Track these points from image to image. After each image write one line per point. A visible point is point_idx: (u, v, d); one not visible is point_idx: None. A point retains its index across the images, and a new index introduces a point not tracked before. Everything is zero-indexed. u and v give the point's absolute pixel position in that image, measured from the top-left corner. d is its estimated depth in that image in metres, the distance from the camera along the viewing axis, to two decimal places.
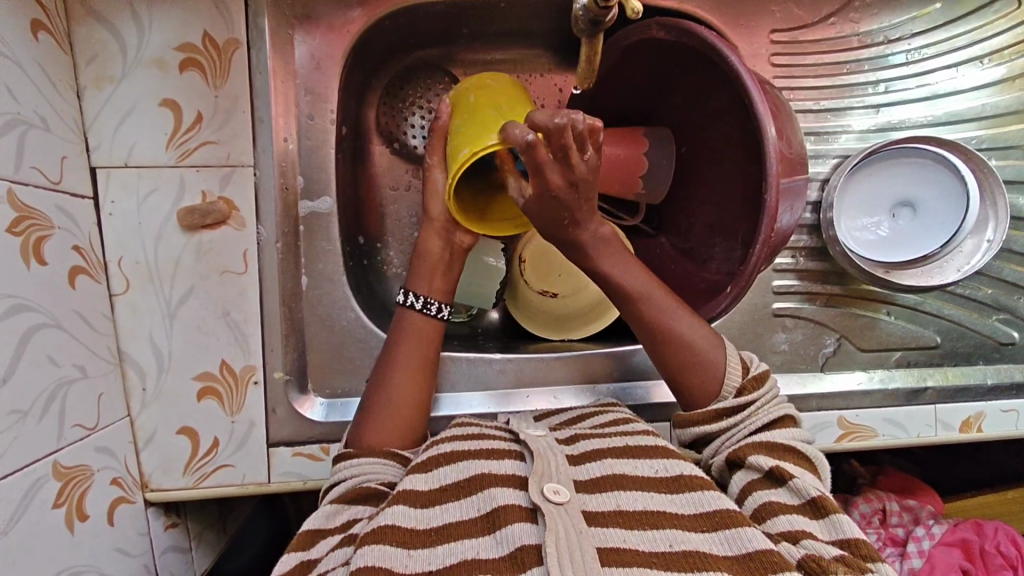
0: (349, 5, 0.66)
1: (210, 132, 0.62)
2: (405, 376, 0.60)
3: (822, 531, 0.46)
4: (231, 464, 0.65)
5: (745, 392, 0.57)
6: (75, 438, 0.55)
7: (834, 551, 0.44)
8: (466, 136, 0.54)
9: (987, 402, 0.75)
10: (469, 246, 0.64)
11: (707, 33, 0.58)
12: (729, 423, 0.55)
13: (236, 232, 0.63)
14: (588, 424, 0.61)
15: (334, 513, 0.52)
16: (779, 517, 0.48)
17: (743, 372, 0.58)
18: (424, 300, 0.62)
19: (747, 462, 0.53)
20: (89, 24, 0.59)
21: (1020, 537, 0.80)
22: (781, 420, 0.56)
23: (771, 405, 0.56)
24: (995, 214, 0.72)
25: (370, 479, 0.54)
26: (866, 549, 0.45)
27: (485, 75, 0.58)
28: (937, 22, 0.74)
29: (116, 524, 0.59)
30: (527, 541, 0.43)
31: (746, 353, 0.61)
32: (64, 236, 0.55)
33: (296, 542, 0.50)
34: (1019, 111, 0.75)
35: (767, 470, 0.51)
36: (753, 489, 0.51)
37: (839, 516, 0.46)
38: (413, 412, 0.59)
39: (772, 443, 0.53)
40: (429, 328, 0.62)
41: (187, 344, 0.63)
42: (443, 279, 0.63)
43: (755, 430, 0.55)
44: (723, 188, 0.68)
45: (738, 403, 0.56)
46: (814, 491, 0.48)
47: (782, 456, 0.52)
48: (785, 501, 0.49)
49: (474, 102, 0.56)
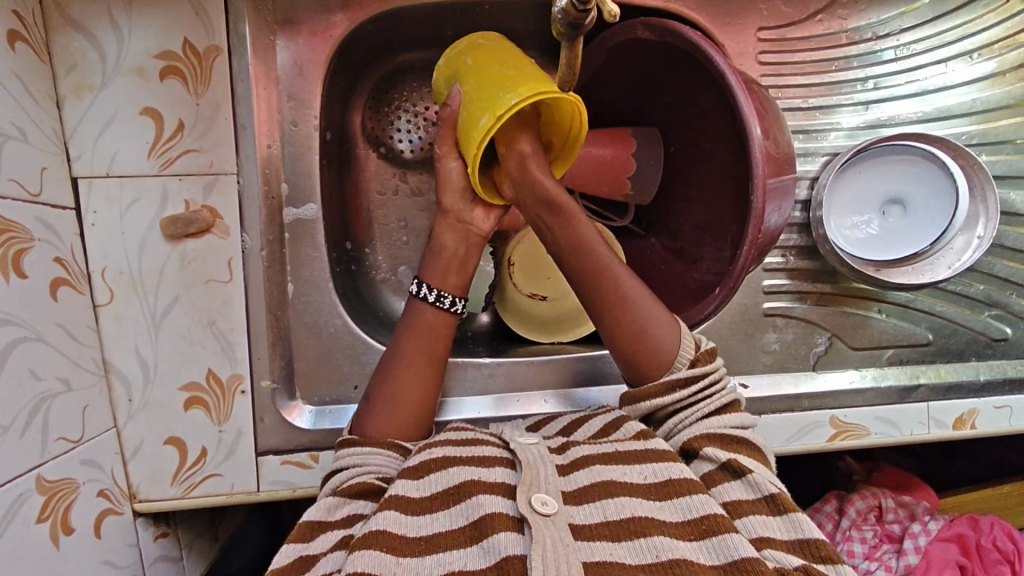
0: (332, 10, 0.65)
1: (192, 140, 0.61)
2: (409, 375, 0.58)
3: (780, 530, 0.46)
4: (220, 473, 0.65)
5: (698, 364, 0.56)
6: (60, 451, 0.55)
7: (795, 560, 0.43)
8: (479, 103, 0.52)
9: (980, 398, 0.75)
10: (486, 234, 0.61)
11: (693, 35, 0.58)
12: (681, 396, 0.55)
13: (220, 240, 0.62)
14: (581, 435, 0.59)
15: (333, 506, 0.52)
16: (738, 520, 0.47)
17: (695, 348, 0.58)
18: (437, 293, 0.60)
19: (703, 453, 0.52)
20: (68, 33, 0.59)
21: (1016, 531, 0.81)
22: (729, 403, 0.57)
23: (725, 389, 0.57)
24: (985, 210, 0.72)
25: (373, 471, 0.54)
26: (826, 551, 0.44)
27: (475, 36, 0.57)
28: (926, 17, 0.73)
29: (103, 536, 0.59)
30: (513, 551, 0.43)
31: (697, 335, 0.61)
32: (45, 248, 0.55)
33: (295, 535, 0.49)
34: (1008, 106, 0.75)
35: (724, 462, 0.51)
36: (714, 480, 0.50)
37: (798, 514, 0.46)
38: (420, 408, 0.58)
39: (727, 437, 0.53)
40: (438, 323, 0.60)
41: (173, 354, 0.63)
42: (456, 274, 0.60)
43: (706, 406, 0.55)
44: (712, 187, 0.68)
45: (691, 373, 0.56)
46: (773, 487, 0.48)
47: (736, 449, 0.53)
48: (741, 496, 0.49)
49: (475, 66, 0.55)
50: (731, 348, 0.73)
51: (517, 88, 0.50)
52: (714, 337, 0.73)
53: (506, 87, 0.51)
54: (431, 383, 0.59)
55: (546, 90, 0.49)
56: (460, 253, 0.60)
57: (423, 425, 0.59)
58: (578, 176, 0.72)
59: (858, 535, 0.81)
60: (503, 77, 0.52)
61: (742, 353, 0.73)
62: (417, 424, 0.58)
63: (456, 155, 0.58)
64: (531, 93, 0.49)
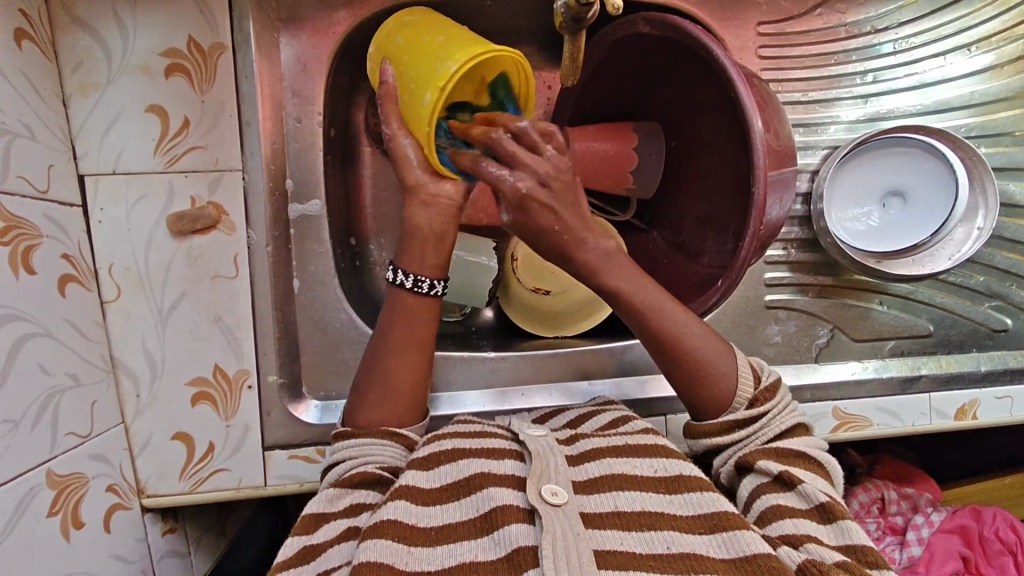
0: (335, 7, 0.66)
1: (198, 137, 0.61)
2: (401, 359, 0.58)
3: (828, 536, 0.47)
4: (227, 468, 0.65)
5: (758, 403, 0.57)
6: (69, 446, 0.55)
7: (834, 556, 0.44)
8: (420, 77, 0.52)
9: (981, 389, 0.75)
10: (461, 203, 0.59)
11: (693, 28, 0.58)
12: (740, 435, 0.56)
13: (226, 237, 0.63)
14: (587, 428, 0.60)
15: (335, 497, 0.52)
16: (783, 520, 0.48)
17: (755, 382, 0.58)
18: (414, 278, 0.59)
19: (756, 467, 0.53)
20: (74, 32, 0.59)
21: (1018, 522, 0.80)
22: (791, 429, 0.57)
23: (782, 415, 0.57)
24: (984, 202, 0.73)
25: (373, 460, 0.54)
26: (873, 557, 0.45)
27: (399, 13, 0.57)
28: (924, 11, 0.74)
29: (112, 530, 0.59)
30: (524, 542, 0.44)
31: (756, 361, 0.61)
32: (53, 245, 0.55)
33: (301, 524, 0.50)
34: (1007, 98, 0.75)
35: (776, 474, 0.52)
36: (763, 491, 0.52)
37: (848, 522, 0.47)
38: (416, 392, 0.59)
39: (784, 451, 0.54)
40: (425, 307, 0.59)
41: (180, 350, 0.63)
42: (434, 251, 0.59)
43: (766, 439, 0.55)
44: (713, 181, 0.68)
45: (751, 414, 0.56)
46: (824, 496, 0.49)
47: (790, 462, 0.54)
48: (793, 504, 0.50)
49: (406, 41, 0.55)
50: (733, 341, 0.74)
51: (453, 55, 0.50)
52: (718, 330, 0.73)
53: (443, 57, 0.51)
54: (422, 366, 0.59)
55: (483, 51, 0.50)
56: (437, 231, 0.58)
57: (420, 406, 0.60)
58: (585, 174, 0.71)
59: (861, 527, 0.81)
60: (437, 46, 0.52)
61: (745, 346, 0.74)
62: (416, 407, 0.59)
63: (409, 134, 0.57)
64: (467, 57, 0.50)
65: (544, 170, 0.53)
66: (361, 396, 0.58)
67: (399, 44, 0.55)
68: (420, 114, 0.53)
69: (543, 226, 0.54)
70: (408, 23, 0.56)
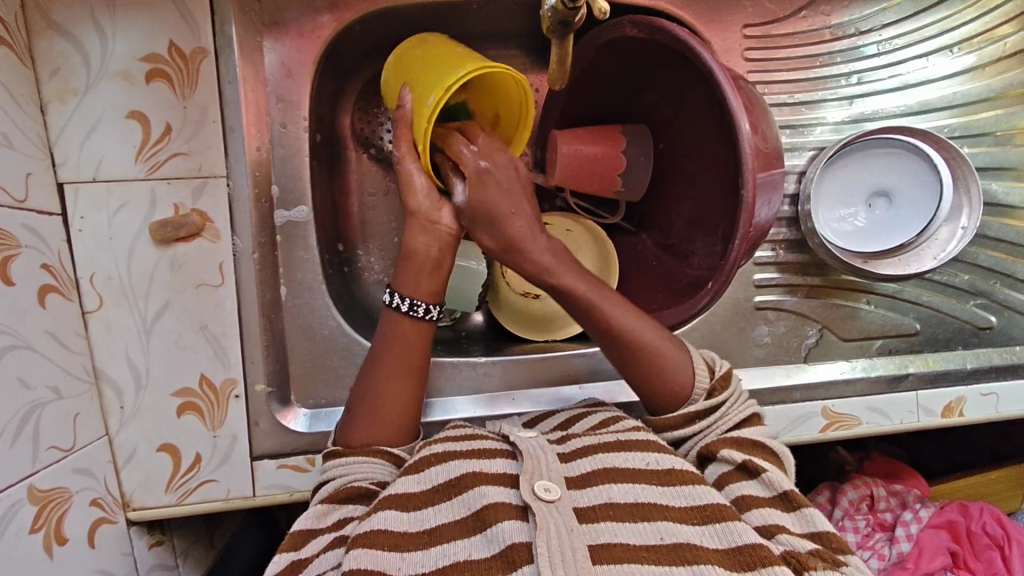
0: (319, 11, 0.65)
1: (181, 143, 0.60)
2: (391, 381, 0.57)
3: (794, 524, 0.48)
4: (215, 478, 0.64)
5: (715, 393, 0.57)
6: (51, 460, 0.54)
7: (809, 544, 0.45)
8: (427, 83, 0.53)
9: (967, 386, 0.76)
10: (458, 232, 0.59)
11: (679, 30, 0.58)
12: (701, 426, 0.56)
13: (210, 244, 0.62)
14: (577, 428, 0.59)
15: (323, 513, 0.52)
16: (751, 511, 0.49)
17: (709, 373, 0.58)
18: (409, 300, 0.58)
19: (718, 456, 0.53)
20: (51, 37, 0.58)
21: (1004, 517, 0.81)
22: (748, 418, 0.57)
23: (740, 404, 0.57)
24: (969, 200, 0.73)
25: (360, 478, 0.53)
26: (837, 542, 0.47)
27: (422, 34, 0.59)
28: (907, 12, 0.74)
29: (97, 545, 0.58)
30: (519, 539, 0.44)
31: (711, 353, 0.61)
32: (33, 255, 0.54)
33: (286, 543, 0.50)
34: (989, 98, 0.76)
35: (740, 463, 0.52)
36: (728, 480, 0.52)
37: (811, 510, 0.48)
38: (407, 416, 0.57)
39: (740, 439, 0.55)
40: (416, 333, 0.58)
41: (164, 359, 0.62)
42: (430, 278, 0.58)
43: (726, 428, 0.56)
44: (702, 185, 0.68)
45: (709, 405, 0.56)
46: (786, 484, 0.50)
47: (751, 453, 0.54)
48: (757, 493, 0.50)
49: (423, 56, 0.56)
50: (723, 342, 0.74)
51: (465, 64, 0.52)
52: (707, 330, 0.73)
53: (453, 65, 0.52)
54: (415, 389, 0.58)
55: (493, 65, 0.51)
56: (434, 258, 0.58)
57: (413, 429, 0.58)
58: (572, 174, 0.71)
59: (852, 525, 0.82)
60: (452, 58, 0.54)
61: (735, 347, 0.74)
62: (412, 412, 0.58)
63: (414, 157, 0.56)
64: (476, 67, 0.51)
65: (468, 167, 0.55)
66: (353, 410, 0.57)
67: (411, 57, 0.57)
68: (420, 115, 0.54)
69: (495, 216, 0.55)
70: (429, 41, 0.58)
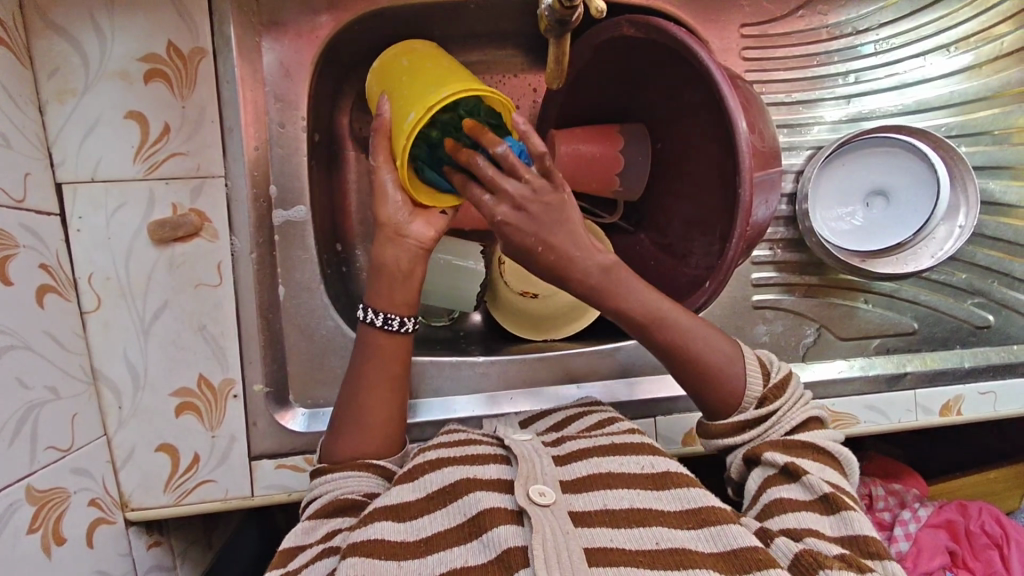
0: (317, 11, 0.65)
1: (179, 143, 0.61)
2: (374, 395, 0.57)
3: (830, 526, 0.48)
4: (213, 479, 0.64)
5: (767, 402, 0.57)
6: (49, 460, 0.54)
7: (835, 549, 0.46)
8: (410, 97, 0.52)
9: (964, 384, 0.76)
10: (429, 245, 0.57)
11: (676, 30, 0.58)
12: (752, 434, 0.56)
13: (209, 244, 0.62)
14: (573, 429, 0.60)
15: (311, 528, 0.52)
16: (785, 514, 0.49)
17: (764, 378, 0.58)
18: (384, 316, 0.57)
19: (763, 460, 0.54)
20: (49, 37, 0.58)
21: (1003, 516, 0.81)
22: (803, 422, 0.57)
23: (795, 408, 0.57)
24: (965, 199, 0.74)
25: (348, 491, 0.54)
26: (874, 546, 0.47)
27: (411, 43, 0.57)
28: (904, 12, 0.75)
29: (95, 546, 0.58)
30: (514, 542, 0.44)
31: (766, 355, 0.61)
32: (31, 255, 0.54)
33: (275, 560, 0.50)
34: (986, 97, 0.76)
35: (782, 465, 0.53)
36: (770, 484, 0.53)
37: (850, 512, 0.48)
38: (390, 427, 0.57)
39: (791, 443, 0.55)
40: (395, 345, 0.58)
41: (163, 359, 0.62)
42: (402, 292, 0.57)
43: (777, 435, 0.56)
44: (699, 185, 0.68)
45: (760, 413, 0.56)
46: (826, 487, 0.50)
47: (798, 454, 0.54)
48: (798, 496, 0.51)
49: (409, 67, 0.55)
50: None
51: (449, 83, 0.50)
52: None
53: (437, 83, 0.50)
54: (397, 401, 0.58)
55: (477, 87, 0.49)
56: (404, 269, 0.57)
57: (397, 439, 0.58)
58: (572, 175, 0.70)
59: None
60: (437, 74, 0.52)
61: None
62: (394, 419, 0.58)
63: (390, 168, 0.54)
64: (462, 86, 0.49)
65: (521, 196, 0.50)
66: (337, 423, 0.57)
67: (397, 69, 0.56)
68: (399, 128, 0.52)
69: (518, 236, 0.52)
70: (417, 52, 0.56)
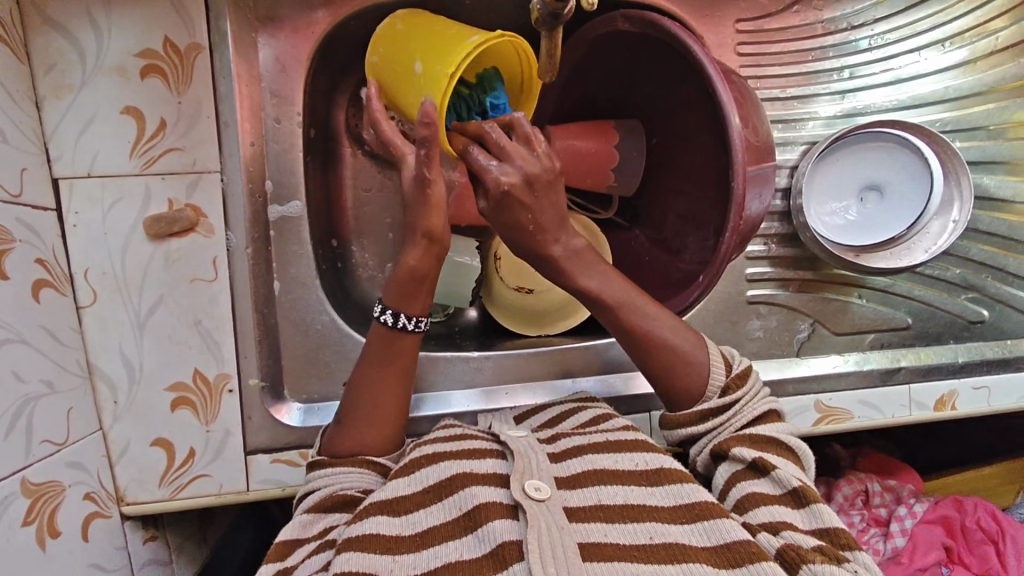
0: (313, 7, 0.65)
1: (175, 139, 0.61)
2: (377, 390, 0.57)
3: (803, 521, 0.49)
4: (208, 473, 0.64)
5: (729, 391, 0.57)
6: (45, 454, 0.54)
7: (812, 541, 0.46)
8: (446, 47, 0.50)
9: (959, 379, 0.76)
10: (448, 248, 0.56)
11: (670, 24, 0.58)
12: (712, 424, 0.56)
13: (204, 238, 0.62)
14: (568, 425, 0.60)
15: (309, 522, 0.52)
16: (760, 508, 0.49)
17: (727, 369, 0.58)
18: (415, 320, 0.57)
19: (731, 455, 0.54)
20: (46, 33, 0.58)
21: (998, 511, 0.81)
22: (764, 415, 0.57)
23: (756, 400, 0.57)
24: (959, 193, 0.74)
25: (348, 487, 0.54)
26: (844, 538, 0.47)
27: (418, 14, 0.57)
28: (899, 8, 0.75)
29: (90, 539, 0.59)
30: (508, 538, 0.44)
31: (730, 349, 0.61)
32: (27, 249, 0.54)
33: (272, 553, 0.50)
34: (980, 93, 0.77)
35: (751, 461, 0.52)
36: (740, 479, 0.52)
37: (819, 505, 0.49)
38: (393, 422, 0.58)
39: (758, 436, 0.55)
40: (403, 345, 0.57)
41: (158, 354, 0.62)
42: (425, 294, 0.57)
43: (738, 428, 0.56)
44: (694, 180, 0.68)
45: (722, 403, 0.56)
46: (795, 481, 0.50)
47: (762, 448, 0.54)
48: (767, 492, 0.51)
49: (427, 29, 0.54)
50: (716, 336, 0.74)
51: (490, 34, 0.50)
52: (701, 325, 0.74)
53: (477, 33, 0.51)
54: (398, 398, 0.58)
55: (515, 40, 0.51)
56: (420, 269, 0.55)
57: (398, 436, 0.58)
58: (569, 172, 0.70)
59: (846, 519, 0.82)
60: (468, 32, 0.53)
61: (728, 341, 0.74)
62: (396, 416, 0.58)
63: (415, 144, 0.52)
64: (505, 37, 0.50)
65: (531, 169, 0.50)
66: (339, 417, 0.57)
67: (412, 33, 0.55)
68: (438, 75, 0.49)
69: (520, 222, 0.52)
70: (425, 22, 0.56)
